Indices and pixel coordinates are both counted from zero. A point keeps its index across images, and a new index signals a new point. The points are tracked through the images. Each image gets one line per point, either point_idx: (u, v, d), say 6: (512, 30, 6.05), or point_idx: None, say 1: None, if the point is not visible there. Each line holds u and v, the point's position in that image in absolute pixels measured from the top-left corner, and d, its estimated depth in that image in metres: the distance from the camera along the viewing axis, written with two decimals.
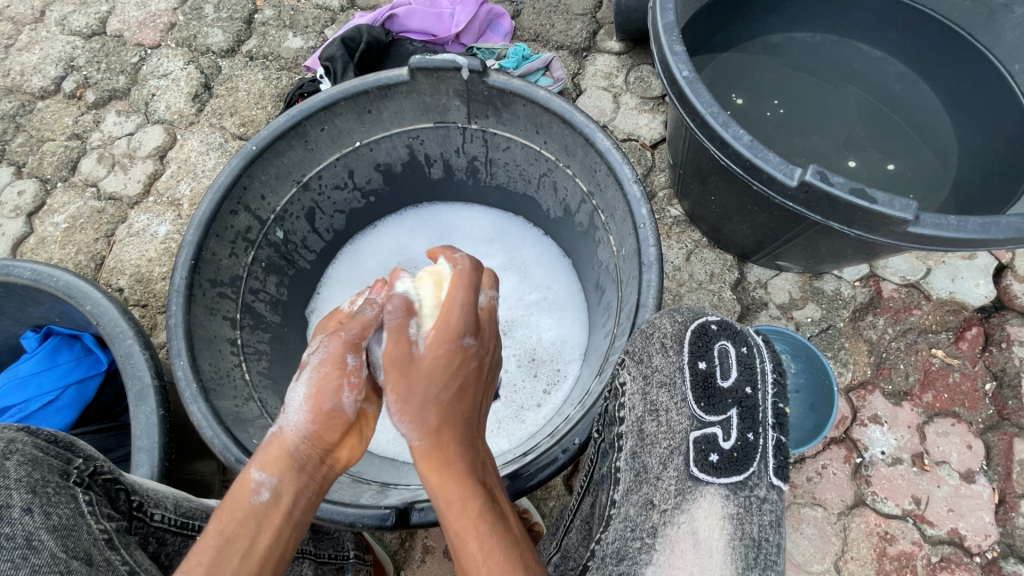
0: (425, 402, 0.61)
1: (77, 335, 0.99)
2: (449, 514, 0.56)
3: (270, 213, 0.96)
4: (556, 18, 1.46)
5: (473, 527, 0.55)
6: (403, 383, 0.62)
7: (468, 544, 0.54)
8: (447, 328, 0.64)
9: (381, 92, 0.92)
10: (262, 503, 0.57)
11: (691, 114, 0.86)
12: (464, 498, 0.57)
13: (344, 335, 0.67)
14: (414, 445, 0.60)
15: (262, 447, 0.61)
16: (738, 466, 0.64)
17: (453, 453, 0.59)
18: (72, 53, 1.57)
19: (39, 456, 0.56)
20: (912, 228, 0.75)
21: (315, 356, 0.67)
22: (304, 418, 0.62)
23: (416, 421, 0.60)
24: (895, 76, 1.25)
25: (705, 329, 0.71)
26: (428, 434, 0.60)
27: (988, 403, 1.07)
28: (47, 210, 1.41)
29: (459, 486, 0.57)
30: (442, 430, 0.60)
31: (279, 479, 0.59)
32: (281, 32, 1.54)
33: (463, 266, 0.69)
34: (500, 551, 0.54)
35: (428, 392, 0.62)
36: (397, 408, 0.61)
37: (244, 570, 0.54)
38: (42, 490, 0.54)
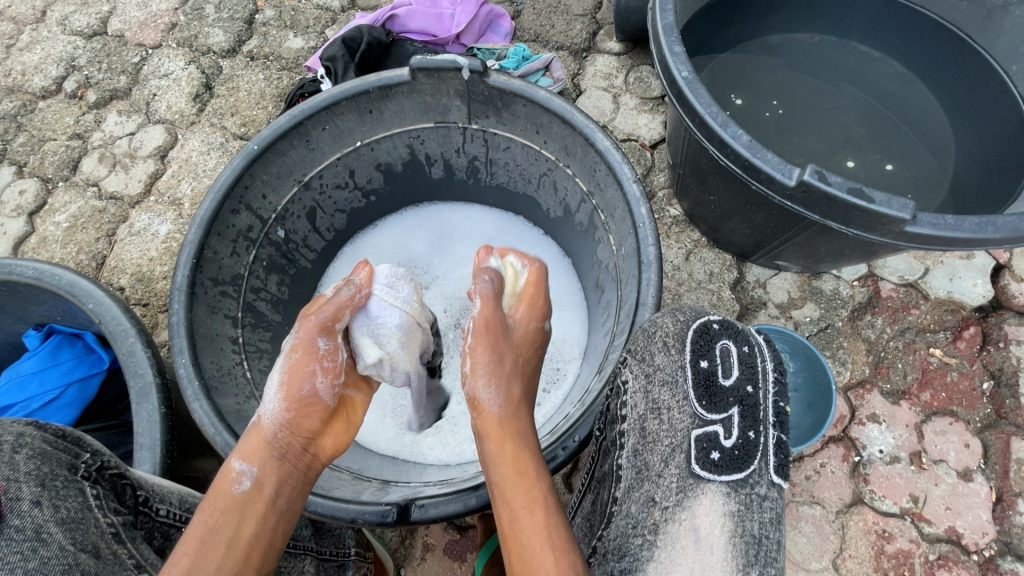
0: (511, 373, 0.70)
1: (79, 334, 0.99)
2: (512, 487, 0.60)
3: (271, 212, 0.97)
4: (556, 19, 1.46)
5: (536, 496, 0.60)
6: (491, 350, 0.69)
7: (533, 517, 0.58)
8: (533, 310, 0.76)
9: (382, 92, 0.92)
10: (242, 492, 0.61)
11: (690, 114, 0.86)
12: (532, 469, 0.62)
13: (313, 320, 0.70)
14: (490, 413, 0.67)
15: (242, 437, 0.65)
16: (739, 464, 0.65)
17: (525, 429, 0.66)
18: (74, 53, 1.57)
19: (48, 450, 0.56)
20: (909, 227, 0.76)
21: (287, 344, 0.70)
22: (281, 408, 0.66)
23: (500, 390, 0.68)
24: (893, 77, 1.25)
25: (707, 329, 0.72)
26: (507, 403, 0.68)
27: (986, 402, 1.08)
28: (49, 209, 1.41)
29: (526, 458, 0.62)
30: (519, 406, 0.69)
31: (259, 468, 0.62)
32: (282, 32, 1.54)
33: (534, 266, 0.80)
34: (553, 527, 0.58)
35: (512, 364, 0.70)
36: (484, 373, 0.69)
37: (227, 558, 0.57)
38: (51, 484, 0.54)
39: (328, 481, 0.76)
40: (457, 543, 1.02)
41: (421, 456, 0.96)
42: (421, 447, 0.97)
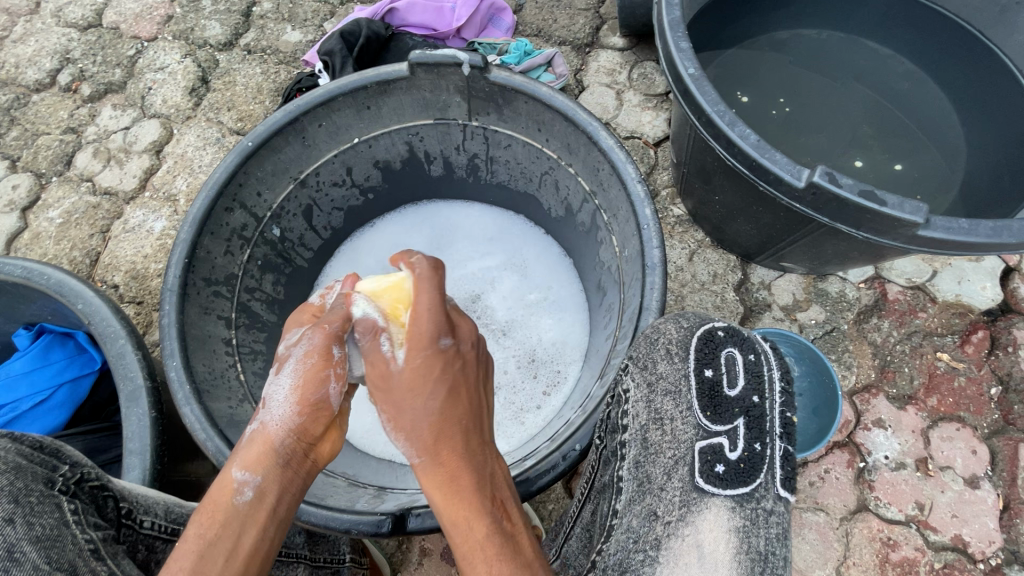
0: (416, 415, 0.60)
1: (70, 334, 0.97)
2: (451, 536, 0.55)
3: (266, 210, 0.95)
4: (558, 13, 1.43)
5: (478, 549, 0.53)
6: (392, 399, 0.62)
7: (475, 566, 0.52)
8: (416, 340, 0.63)
9: (380, 87, 0.90)
10: (246, 502, 0.55)
11: (696, 112, 0.84)
12: (467, 514, 0.55)
13: (330, 326, 0.67)
14: (414, 465, 0.58)
15: (244, 445, 0.60)
16: (744, 478, 0.63)
17: (457, 468, 0.57)
18: (68, 46, 1.55)
19: (23, 464, 0.54)
20: (922, 231, 0.73)
21: (298, 351, 0.66)
22: (291, 415, 0.61)
23: (410, 439, 0.59)
24: (903, 74, 1.23)
25: (712, 336, 0.69)
26: (423, 449, 0.58)
27: (993, 408, 1.06)
28: (42, 204, 1.39)
29: (461, 504, 0.55)
30: (438, 443, 0.58)
31: (263, 475, 0.57)
32: (280, 25, 1.52)
33: (420, 274, 0.68)
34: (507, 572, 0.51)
35: (413, 410, 0.60)
36: (391, 430, 0.61)
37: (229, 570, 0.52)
38: (25, 500, 0.52)
39: (320, 488, 0.74)
40: None
41: None
42: None
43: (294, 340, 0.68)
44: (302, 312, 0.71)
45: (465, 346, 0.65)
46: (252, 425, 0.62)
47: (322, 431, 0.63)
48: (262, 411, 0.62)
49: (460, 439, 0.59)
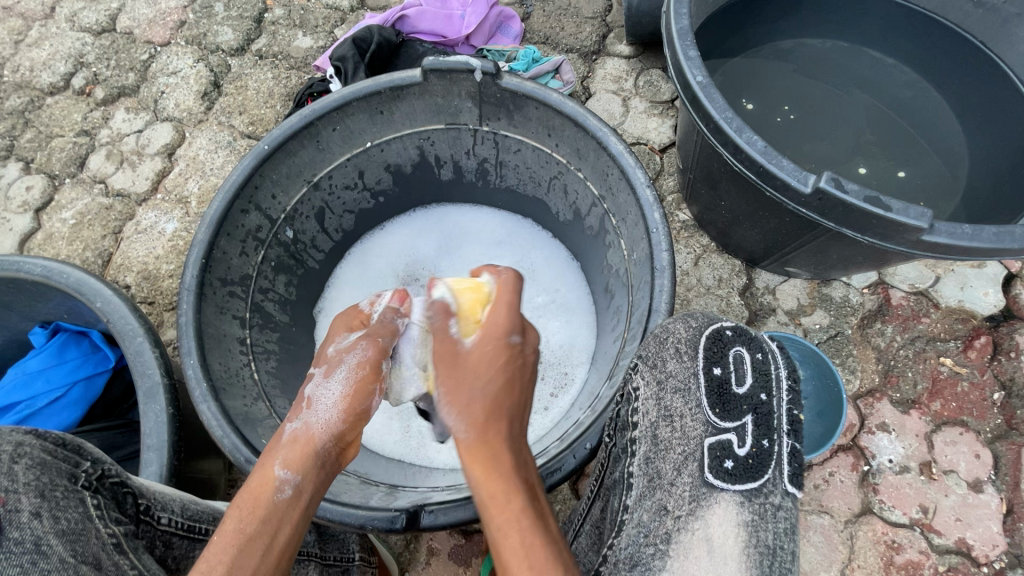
0: (471, 396, 0.61)
1: (85, 332, 0.99)
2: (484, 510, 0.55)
3: (280, 212, 0.96)
4: (566, 21, 1.46)
5: (515, 526, 0.53)
6: (454, 376, 0.64)
7: (509, 542, 0.52)
8: (492, 325, 0.66)
9: (394, 93, 0.92)
10: (286, 500, 0.57)
11: (704, 118, 0.86)
12: (506, 490, 0.55)
13: (383, 342, 0.70)
14: (458, 438, 0.59)
15: (286, 444, 0.61)
16: (753, 474, 0.64)
17: (500, 450, 0.58)
18: (82, 50, 1.57)
19: (48, 460, 0.55)
20: (926, 236, 0.75)
21: (352, 358, 0.68)
22: (337, 418, 0.64)
23: (462, 415, 0.60)
24: (905, 83, 1.25)
25: (720, 335, 0.70)
26: (473, 425, 0.59)
27: (996, 412, 1.07)
28: (55, 206, 1.41)
29: (501, 481, 0.55)
30: (488, 423, 0.59)
31: (305, 477, 0.59)
32: (291, 31, 1.54)
33: (506, 278, 0.71)
34: (536, 555, 0.51)
35: (472, 388, 0.62)
36: (447, 402, 0.63)
37: (265, 566, 0.53)
38: (51, 494, 0.53)
39: (335, 485, 0.75)
40: (463, 548, 1.01)
41: (428, 460, 0.96)
42: (427, 451, 0.97)
43: (348, 347, 0.69)
44: (353, 319, 0.74)
45: (530, 347, 0.67)
46: (293, 423, 0.63)
47: (357, 440, 0.65)
48: (307, 410, 0.64)
49: (507, 423, 0.60)
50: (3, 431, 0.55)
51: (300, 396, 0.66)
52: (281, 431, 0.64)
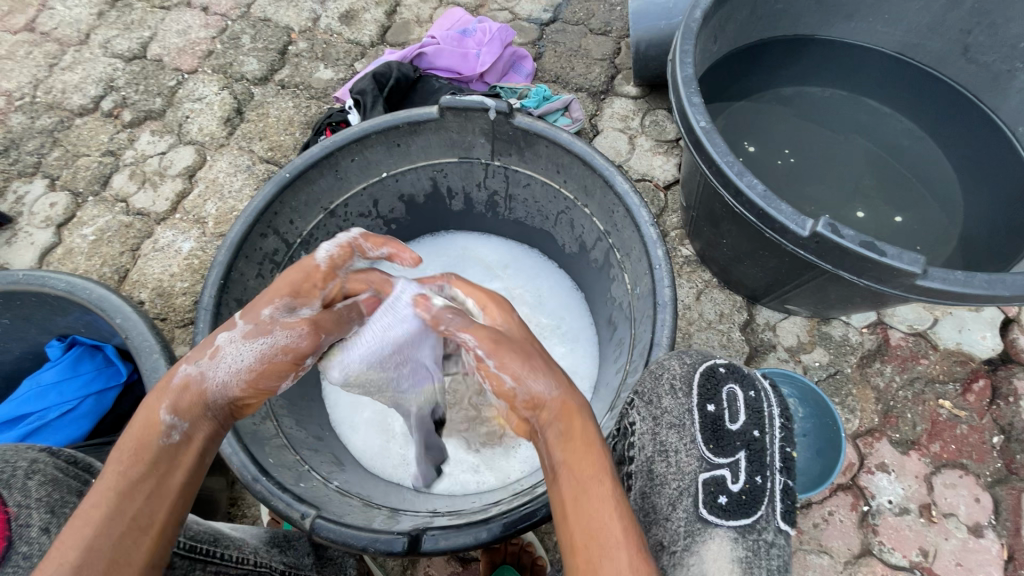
0: (547, 361, 0.63)
1: (100, 346, 1.02)
2: (574, 458, 0.57)
3: (297, 237, 1.00)
4: (576, 62, 1.53)
5: (606, 486, 0.55)
6: (510, 351, 0.62)
7: (600, 488, 0.55)
8: (502, 311, 0.70)
9: (411, 127, 0.97)
10: (170, 448, 0.59)
11: (707, 161, 0.90)
12: (596, 440, 0.58)
13: (321, 340, 0.70)
14: (552, 397, 0.59)
15: (179, 390, 0.61)
16: (746, 510, 0.63)
17: (584, 403, 0.61)
18: (113, 75, 1.65)
19: (59, 478, 0.61)
20: (920, 281, 0.77)
21: (281, 336, 0.66)
22: (236, 384, 0.64)
23: (551, 378, 0.60)
24: (903, 132, 1.29)
25: (714, 372, 0.72)
26: (563, 385, 0.60)
27: (996, 456, 1.07)
28: (77, 221, 1.45)
29: (596, 445, 0.58)
30: (569, 382, 0.62)
31: (193, 426, 0.61)
32: (314, 63, 1.61)
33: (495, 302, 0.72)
34: (619, 498, 0.55)
35: (539, 355, 0.63)
36: (524, 371, 0.60)
37: (144, 514, 0.54)
38: (60, 510, 0.58)
39: (338, 507, 0.76)
40: None
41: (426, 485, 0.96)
42: None
43: (285, 323, 0.67)
44: (305, 282, 0.72)
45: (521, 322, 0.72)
46: (188, 368, 0.63)
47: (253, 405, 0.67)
48: (210, 362, 0.63)
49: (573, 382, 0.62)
50: (19, 448, 0.61)
51: (207, 342, 0.65)
52: (177, 369, 0.63)
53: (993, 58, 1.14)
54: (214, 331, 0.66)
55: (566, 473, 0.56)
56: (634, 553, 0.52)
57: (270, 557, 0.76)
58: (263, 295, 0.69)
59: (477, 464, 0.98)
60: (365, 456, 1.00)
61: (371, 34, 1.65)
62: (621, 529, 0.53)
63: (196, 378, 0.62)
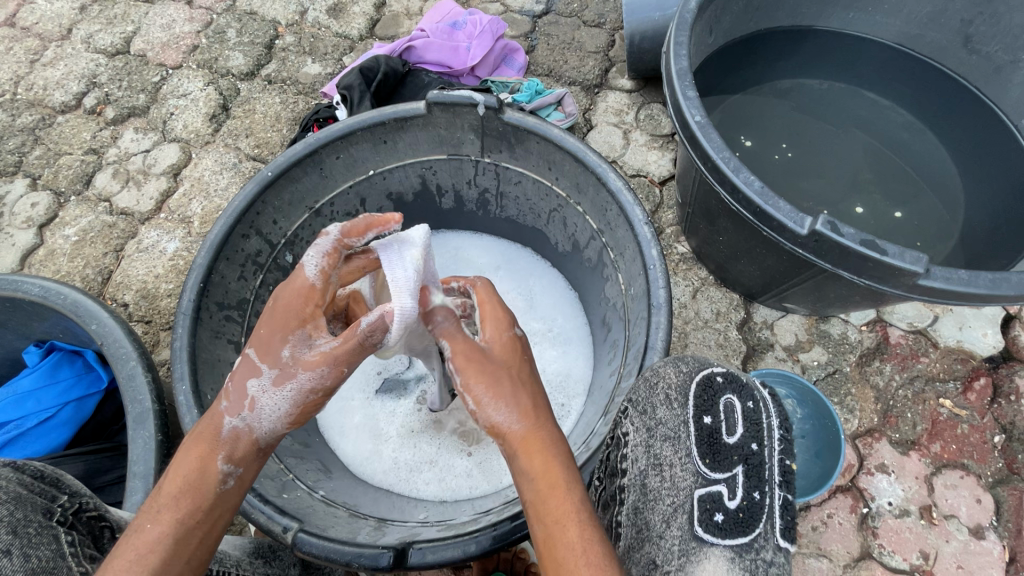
0: (515, 387, 0.61)
1: (79, 351, 0.99)
2: (542, 501, 0.55)
3: (281, 237, 0.97)
4: (569, 55, 1.49)
5: (574, 518, 0.54)
6: (486, 375, 0.62)
7: (568, 533, 0.53)
8: (501, 323, 0.67)
9: (398, 123, 0.94)
10: (229, 491, 0.59)
11: (702, 157, 0.87)
12: (566, 479, 0.57)
13: (347, 370, 0.63)
14: (513, 431, 0.59)
15: (224, 440, 0.60)
16: (744, 528, 0.61)
17: (553, 441, 0.59)
18: (95, 70, 1.60)
19: (22, 494, 0.56)
20: (922, 280, 0.75)
21: (305, 378, 0.61)
22: (284, 427, 0.63)
23: (512, 407, 0.60)
24: (903, 125, 1.26)
25: (711, 382, 0.69)
26: (525, 415, 0.60)
27: (997, 456, 1.05)
28: (59, 222, 1.42)
29: (562, 470, 0.57)
30: (537, 419, 0.60)
31: (246, 468, 0.61)
32: (301, 58, 1.58)
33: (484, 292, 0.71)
34: (588, 527, 0.54)
35: (513, 379, 0.62)
36: (488, 399, 0.61)
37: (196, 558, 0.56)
38: (23, 531, 0.54)
39: (322, 519, 0.74)
40: None
41: (416, 492, 0.93)
42: (416, 483, 0.94)
43: (307, 363, 0.61)
44: (306, 306, 0.64)
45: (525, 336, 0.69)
46: (232, 420, 0.61)
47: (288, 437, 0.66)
48: (248, 412, 0.61)
49: (547, 407, 0.63)
50: None
51: (240, 390, 0.62)
52: (216, 415, 0.62)
53: (995, 48, 1.11)
54: (238, 373, 0.63)
55: (533, 511, 0.56)
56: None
57: (253, 569, 0.73)
58: (272, 328, 0.63)
59: (469, 468, 0.95)
60: (354, 462, 0.97)
61: (359, 27, 1.61)
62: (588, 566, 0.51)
63: (238, 428, 0.61)
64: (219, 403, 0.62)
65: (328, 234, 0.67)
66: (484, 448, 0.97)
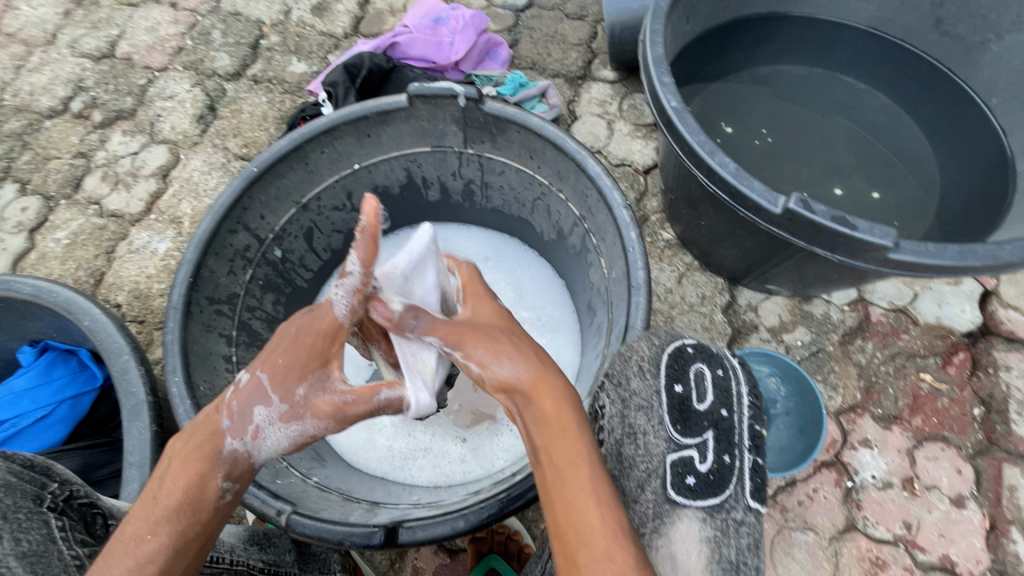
0: (518, 342, 0.60)
1: (74, 350, 1.00)
2: (555, 445, 0.54)
3: (269, 232, 0.98)
4: (552, 48, 1.51)
5: (584, 460, 0.54)
6: (483, 338, 0.60)
7: (580, 475, 0.53)
8: (480, 297, 0.69)
9: (381, 117, 0.95)
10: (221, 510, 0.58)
11: (679, 142, 0.89)
12: (575, 423, 0.56)
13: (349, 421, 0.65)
14: (522, 379, 0.57)
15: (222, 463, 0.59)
16: (715, 489, 0.65)
17: (562, 382, 0.58)
18: (81, 75, 1.61)
19: (13, 481, 0.58)
20: (892, 254, 0.77)
21: (312, 425, 0.62)
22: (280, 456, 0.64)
23: (515, 358, 0.58)
24: (879, 108, 1.29)
25: (681, 352, 0.71)
26: (529, 362, 0.58)
27: (977, 428, 1.08)
28: (50, 226, 1.43)
29: (571, 415, 0.56)
30: (541, 363, 0.58)
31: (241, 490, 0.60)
32: (286, 57, 1.59)
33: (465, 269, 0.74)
34: (598, 469, 0.54)
35: (513, 337, 0.61)
36: (489, 356, 0.58)
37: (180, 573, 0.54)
38: (14, 516, 0.56)
39: (316, 502, 0.76)
40: (448, 566, 1.01)
41: (410, 478, 0.95)
42: (409, 468, 0.96)
43: (318, 409, 0.62)
44: (330, 348, 0.65)
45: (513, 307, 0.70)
46: (233, 442, 0.60)
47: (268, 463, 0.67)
48: (251, 438, 0.60)
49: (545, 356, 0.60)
50: None
51: (245, 414, 0.61)
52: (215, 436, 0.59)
53: (965, 30, 1.13)
54: (247, 394, 0.61)
55: (545, 456, 0.55)
56: (618, 541, 0.50)
57: (248, 554, 0.75)
58: (290, 361, 0.62)
59: (462, 453, 0.98)
60: (348, 452, 0.99)
61: (344, 25, 1.62)
62: (598, 502, 0.52)
63: (238, 451, 0.60)
64: (221, 420, 0.60)
65: (351, 271, 0.68)
66: (476, 433, 1.00)
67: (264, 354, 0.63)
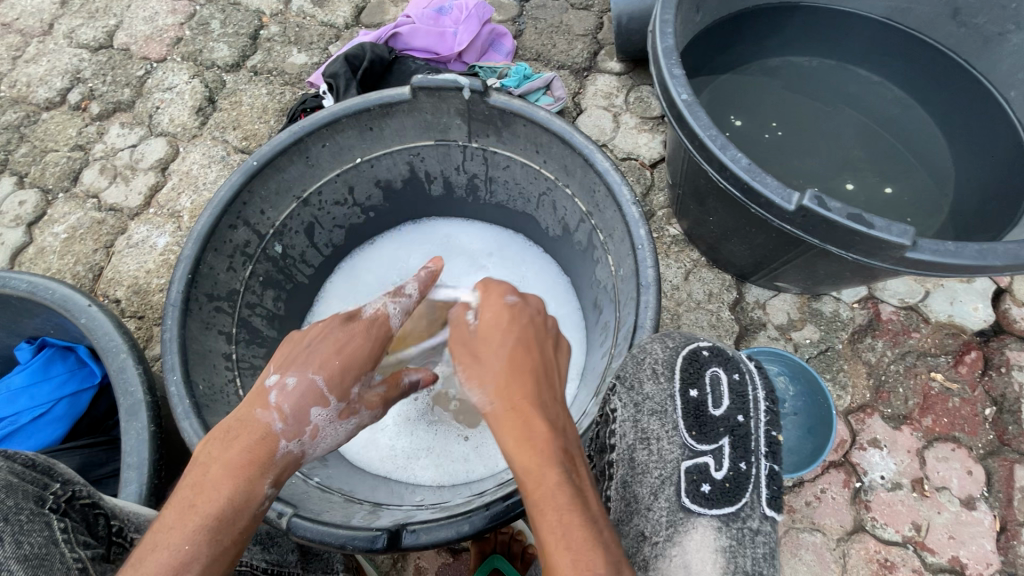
0: (493, 365, 0.63)
1: (71, 347, 0.98)
2: (527, 483, 0.54)
3: (269, 227, 0.96)
4: (557, 38, 1.48)
5: (552, 501, 0.52)
6: (468, 358, 0.66)
7: (546, 517, 0.52)
8: (488, 300, 0.69)
9: (383, 109, 0.93)
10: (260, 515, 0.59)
11: (689, 136, 0.86)
12: (543, 461, 0.54)
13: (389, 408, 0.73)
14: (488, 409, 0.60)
15: (275, 465, 0.61)
16: (730, 497, 0.63)
17: (541, 412, 0.58)
18: (79, 66, 1.59)
19: (14, 482, 0.57)
20: (910, 253, 0.75)
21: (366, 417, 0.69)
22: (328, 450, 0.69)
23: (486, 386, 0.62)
24: (892, 101, 1.26)
25: (696, 356, 0.70)
26: (496, 392, 0.60)
27: (988, 428, 1.06)
28: (48, 220, 1.41)
29: (534, 449, 0.55)
30: (506, 393, 0.60)
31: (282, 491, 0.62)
32: (286, 48, 1.56)
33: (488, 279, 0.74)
34: (574, 509, 0.52)
35: (490, 358, 0.63)
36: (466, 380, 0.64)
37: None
38: (15, 518, 0.54)
39: (316, 504, 0.74)
40: (450, 566, 1.01)
41: (414, 478, 0.94)
42: (413, 468, 0.95)
43: (369, 403, 0.70)
44: (382, 351, 0.71)
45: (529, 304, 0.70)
46: (289, 444, 0.63)
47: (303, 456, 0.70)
48: (309, 437, 0.64)
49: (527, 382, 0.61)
50: None
51: (301, 416, 0.64)
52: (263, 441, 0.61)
53: (983, 20, 1.09)
54: (298, 397, 0.64)
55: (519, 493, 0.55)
56: None
57: (250, 555, 0.74)
58: (346, 363, 0.67)
59: (466, 453, 0.96)
60: (350, 451, 0.98)
61: (345, 15, 1.59)
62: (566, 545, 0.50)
63: (292, 451, 0.63)
64: (273, 423, 0.62)
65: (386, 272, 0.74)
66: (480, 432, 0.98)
67: (315, 357, 0.66)
